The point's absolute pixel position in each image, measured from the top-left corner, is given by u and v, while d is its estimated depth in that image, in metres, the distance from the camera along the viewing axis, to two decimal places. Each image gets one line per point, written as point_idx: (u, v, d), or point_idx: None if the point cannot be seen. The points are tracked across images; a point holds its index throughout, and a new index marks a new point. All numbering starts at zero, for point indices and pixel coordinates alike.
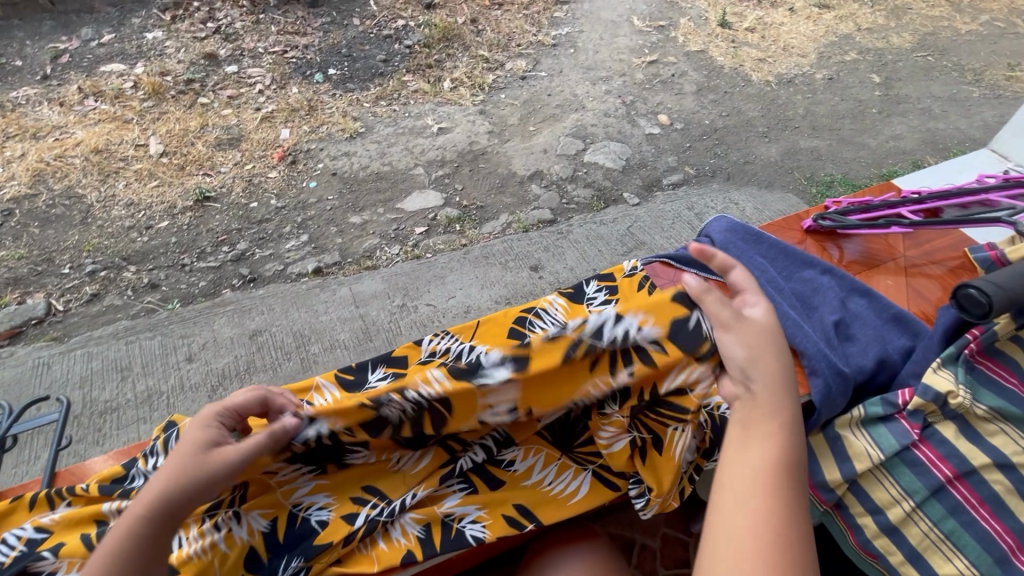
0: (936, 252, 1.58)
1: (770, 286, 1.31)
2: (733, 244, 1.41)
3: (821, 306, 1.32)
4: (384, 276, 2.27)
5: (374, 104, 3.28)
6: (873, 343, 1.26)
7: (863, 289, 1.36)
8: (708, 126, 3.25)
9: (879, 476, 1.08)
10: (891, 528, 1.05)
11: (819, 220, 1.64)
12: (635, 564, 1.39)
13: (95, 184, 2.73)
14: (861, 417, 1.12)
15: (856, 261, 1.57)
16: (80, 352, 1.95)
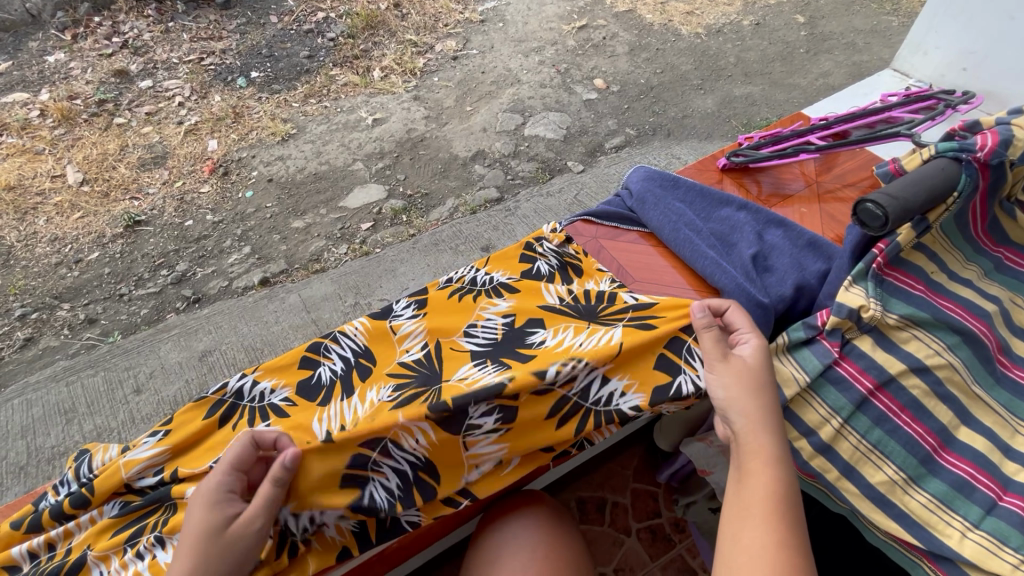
0: (847, 176, 1.67)
1: (689, 231, 1.38)
2: (650, 193, 1.47)
3: (739, 242, 1.36)
4: (334, 277, 2.21)
5: (303, 103, 3.16)
6: (792, 270, 1.29)
7: (778, 220, 1.39)
8: (644, 85, 3.25)
9: (808, 399, 1.10)
10: (825, 447, 1.07)
11: (732, 157, 1.68)
12: (608, 521, 1.45)
13: (13, 224, 2.55)
14: (786, 343, 1.15)
15: (773, 194, 1.63)
16: (18, 401, 1.85)
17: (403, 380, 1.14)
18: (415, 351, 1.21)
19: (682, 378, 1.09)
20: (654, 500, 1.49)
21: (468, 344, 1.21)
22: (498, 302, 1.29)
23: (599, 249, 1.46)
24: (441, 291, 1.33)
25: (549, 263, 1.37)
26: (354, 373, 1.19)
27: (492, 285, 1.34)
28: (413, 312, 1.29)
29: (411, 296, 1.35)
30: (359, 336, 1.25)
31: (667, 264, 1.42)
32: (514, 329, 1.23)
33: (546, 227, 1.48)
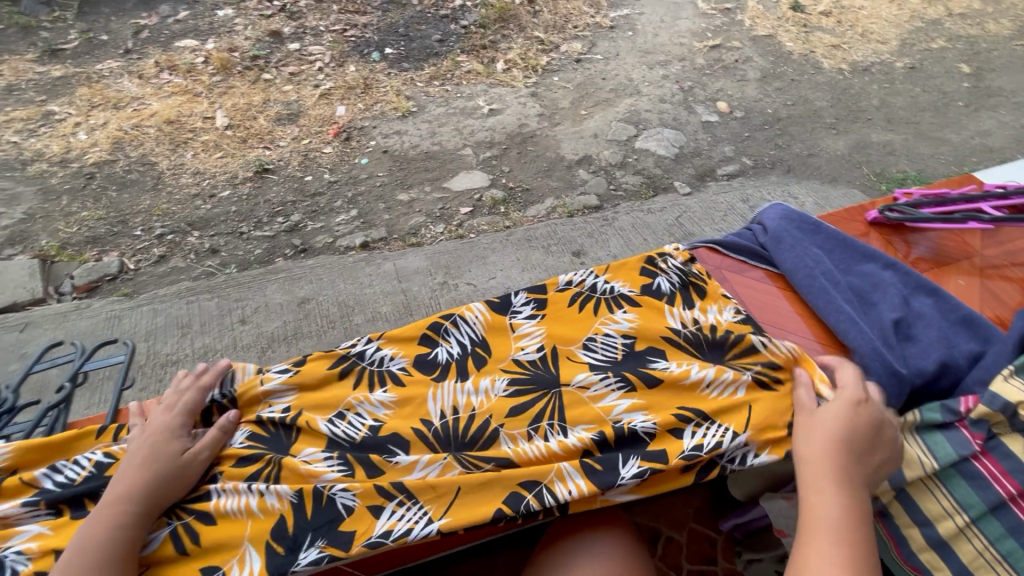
0: (1019, 253, 1.48)
1: (825, 281, 1.31)
2: (788, 233, 1.40)
3: (880, 303, 1.27)
4: (428, 253, 2.31)
5: (427, 84, 3.31)
6: (936, 345, 1.19)
7: (929, 288, 1.29)
8: (770, 116, 3.08)
9: (931, 487, 1.03)
10: (942, 543, 0.99)
11: (886, 211, 1.56)
12: (660, 554, 1.41)
13: (167, 153, 2.87)
14: (917, 422, 1.08)
15: (924, 258, 1.50)
16: (147, 308, 2.10)
17: (518, 378, 1.19)
18: (532, 349, 1.24)
19: None
20: (710, 545, 1.42)
21: (586, 355, 1.22)
22: (618, 314, 1.29)
23: (721, 281, 1.42)
24: (561, 293, 1.35)
25: (671, 283, 1.34)
26: (467, 362, 1.23)
27: (612, 296, 1.34)
28: (531, 311, 1.31)
29: (529, 292, 1.37)
30: (477, 325, 1.29)
31: (793, 310, 1.35)
32: (633, 351, 1.22)
33: (669, 245, 1.43)
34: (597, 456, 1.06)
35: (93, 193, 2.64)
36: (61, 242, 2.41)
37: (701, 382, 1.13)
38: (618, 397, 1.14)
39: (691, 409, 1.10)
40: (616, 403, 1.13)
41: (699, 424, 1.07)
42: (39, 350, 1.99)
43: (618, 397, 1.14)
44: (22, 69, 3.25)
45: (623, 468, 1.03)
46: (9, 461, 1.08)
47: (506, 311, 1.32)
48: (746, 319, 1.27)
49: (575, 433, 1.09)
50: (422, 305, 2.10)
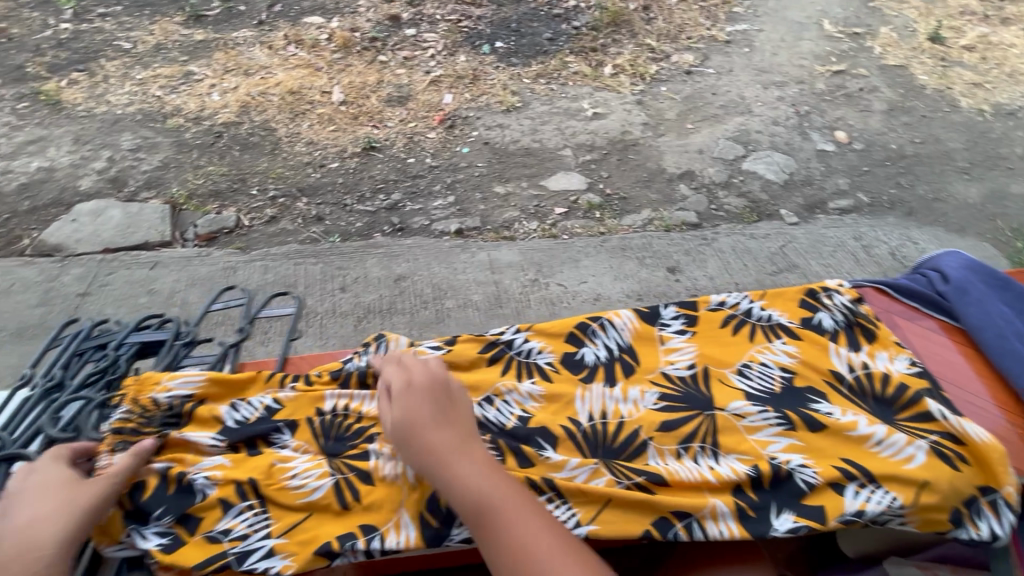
0: None
1: (1016, 343, 1.22)
2: (974, 286, 1.31)
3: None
4: (522, 249, 2.35)
5: (533, 81, 3.33)
6: None
7: None
8: (894, 152, 2.88)
9: None
10: None
11: None
12: None
13: (286, 121, 3.05)
14: None
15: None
16: (259, 264, 2.26)
17: (668, 392, 1.16)
18: (684, 366, 1.20)
19: (983, 522, 0.98)
20: None
21: (743, 383, 1.17)
22: (778, 344, 1.23)
23: (891, 325, 1.35)
24: (714, 312, 1.30)
25: (838, 321, 1.27)
26: (613, 367, 1.21)
27: (769, 324, 1.27)
28: (681, 326, 1.27)
29: (678, 306, 1.31)
30: (626, 331, 1.26)
31: (971, 370, 1.26)
32: (794, 387, 1.15)
33: (832, 282, 1.36)
34: (753, 494, 1.01)
35: (219, 151, 2.85)
36: (189, 192, 2.62)
37: (869, 437, 1.05)
38: (773, 433, 1.08)
39: (857, 464, 1.02)
40: (772, 439, 1.07)
41: (865, 485, 1.00)
42: (164, 289, 2.18)
43: (775, 433, 1.08)
44: (170, 31, 3.55)
45: (775, 520, 0.98)
46: (201, 389, 1.07)
47: (651, 320, 1.28)
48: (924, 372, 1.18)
49: (725, 468, 1.04)
50: (513, 299, 2.14)
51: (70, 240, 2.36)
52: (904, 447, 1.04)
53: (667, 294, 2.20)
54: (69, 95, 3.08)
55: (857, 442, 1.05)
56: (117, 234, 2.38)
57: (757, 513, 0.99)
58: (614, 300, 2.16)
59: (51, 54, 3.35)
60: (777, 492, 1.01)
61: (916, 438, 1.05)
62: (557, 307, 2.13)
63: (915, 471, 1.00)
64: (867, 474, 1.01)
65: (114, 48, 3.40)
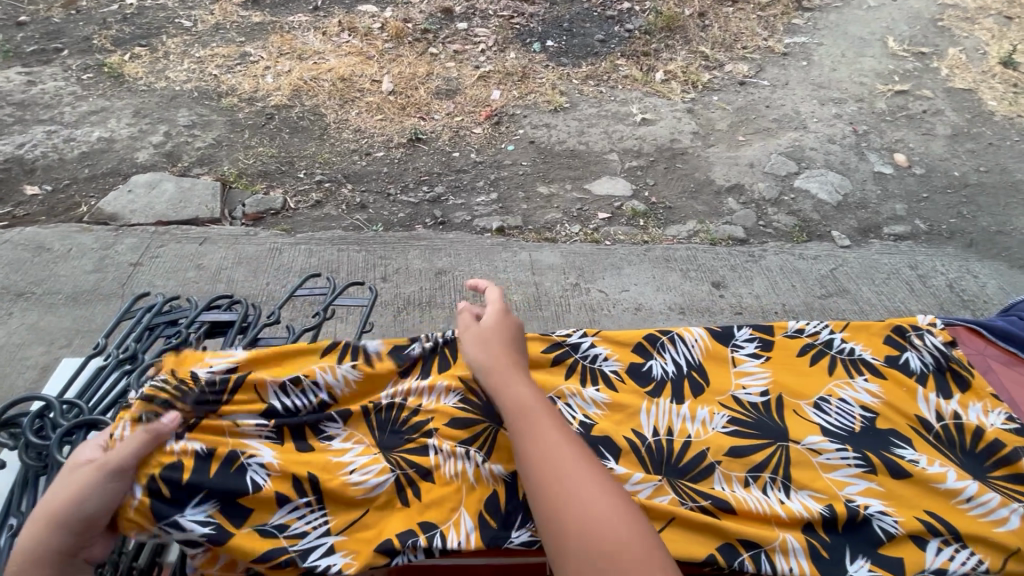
0: None
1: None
2: None
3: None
4: (564, 251, 2.33)
5: (582, 82, 3.30)
6: None
7: None
8: (957, 179, 2.76)
9: None
10: None
11: None
12: None
13: (335, 107, 3.08)
14: None
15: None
16: (303, 247, 2.30)
17: (740, 418, 1.17)
18: (759, 394, 1.21)
19: None
20: None
21: (820, 417, 1.18)
22: (859, 381, 1.24)
23: (986, 369, 1.29)
24: (793, 340, 1.31)
25: (921, 363, 1.26)
26: (683, 385, 1.23)
27: (851, 359, 1.28)
28: (755, 350, 1.29)
29: (752, 329, 1.33)
30: (696, 349, 1.29)
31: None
32: (874, 428, 1.16)
33: (921, 318, 1.34)
34: (825, 535, 1.02)
35: (270, 132, 2.90)
36: (240, 171, 2.67)
37: (952, 491, 1.07)
38: (853, 474, 1.09)
39: (939, 520, 1.03)
40: (850, 479, 1.08)
41: (948, 542, 1.01)
42: (212, 265, 2.23)
43: (854, 474, 1.09)
44: (229, 12, 3.63)
45: (851, 565, 0.99)
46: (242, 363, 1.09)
47: (728, 342, 1.30)
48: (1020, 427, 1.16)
49: (799, 505, 1.05)
50: (552, 302, 2.13)
51: (125, 210, 2.43)
52: (992, 506, 1.05)
53: (710, 309, 2.15)
54: (131, 69, 3.17)
55: (940, 496, 1.07)
56: (169, 208, 2.45)
57: (831, 557, 1.00)
58: (655, 311, 2.13)
59: (116, 28, 3.45)
60: (853, 539, 1.02)
61: (1003, 498, 1.06)
62: (597, 313, 2.11)
63: (1001, 536, 1.02)
64: (951, 531, 1.02)
65: (175, 25, 3.49)
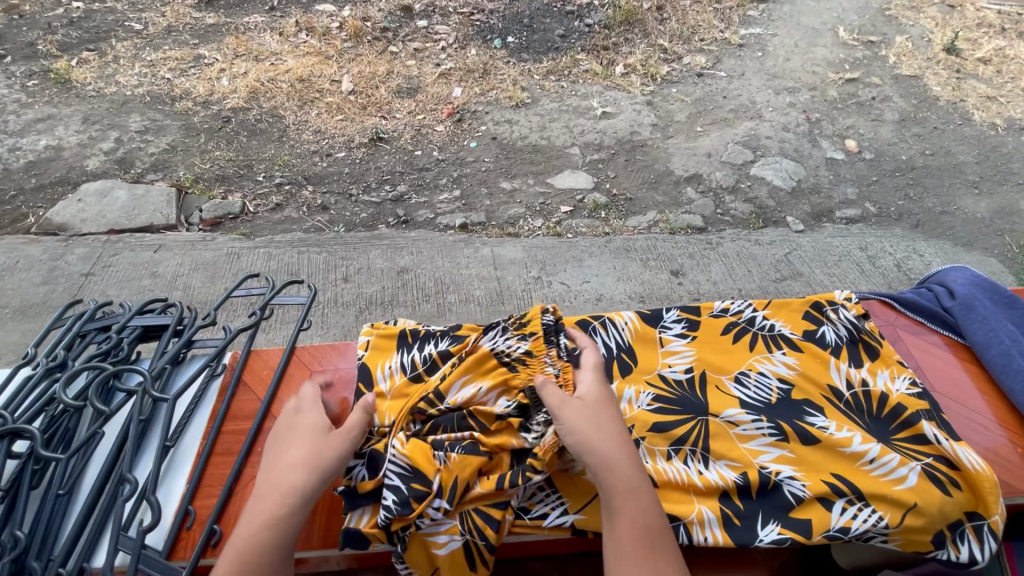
0: None
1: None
2: (980, 302, 1.32)
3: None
4: (526, 246, 2.37)
5: (543, 77, 3.32)
6: None
7: None
8: (904, 163, 2.86)
9: None
10: None
11: None
12: None
13: (294, 108, 3.04)
14: None
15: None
16: (263, 251, 2.28)
17: (664, 395, 1.21)
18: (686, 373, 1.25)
19: (966, 545, 1.05)
20: None
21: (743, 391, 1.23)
22: (778, 355, 1.29)
23: (896, 338, 1.37)
24: (717, 319, 1.35)
25: (836, 336, 1.32)
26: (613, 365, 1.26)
27: (772, 334, 1.33)
28: (681, 330, 1.32)
29: (680, 310, 1.37)
30: (626, 330, 1.31)
31: (975, 386, 1.28)
32: (789, 398, 1.21)
33: (839, 292, 1.40)
34: (740, 502, 1.07)
35: (227, 136, 2.85)
36: (196, 176, 2.62)
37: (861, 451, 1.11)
38: (767, 442, 1.14)
39: (847, 479, 1.08)
40: (764, 448, 1.13)
41: (854, 503, 1.05)
42: (168, 272, 2.19)
43: (766, 443, 1.14)
44: (181, 13, 3.54)
45: (762, 529, 1.04)
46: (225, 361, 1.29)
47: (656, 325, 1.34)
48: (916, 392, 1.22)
49: (716, 475, 1.09)
50: (515, 296, 2.17)
51: (75, 220, 2.36)
52: (894, 467, 1.09)
53: (669, 297, 2.21)
54: (79, 75, 3.07)
55: (847, 460, 1.11)
56: (122, 215, 2.39)
57: (747, 523, 1.04)
58: (616, 300, 2.17)
59: (63, 32, 3.34)
60: (769, 503, 1.06)
61: (907, 458, 1.11)
62: (559, 305, 2.15)
63: (904, 489, 1.06)
64: (857, 492, 1.06)
65: (125, 28, 3.40)
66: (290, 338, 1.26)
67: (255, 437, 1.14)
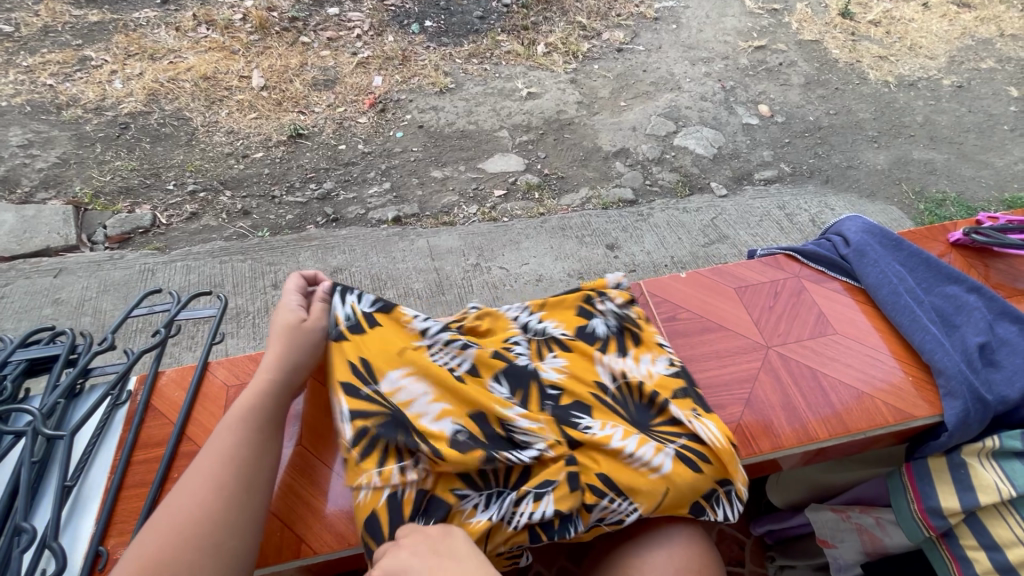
0: None
1: (909, 298, 1.33)
2: (871, 246, 1.41)
3: (964, 326, 1.28)
4: (462, 233, 2.34)
5: (466, 61, 3.26)
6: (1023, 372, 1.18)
7: (1015, 315, 1.28)
8: (812, 123, 3.04)
9: (1004, 513, 1.01)
10: (1008, 569, 0.99)
11: (971, 234, 1.52)
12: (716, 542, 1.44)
13: (201, 109, 2.83)
14: (994, 448, 1.07)
15: (1004, 284, 1.48)
16: (180, 264, 2.14)
17: (530, 395, 1.09)
18: (552, 367, 1.14)
19: (720, 509, 1.02)
20: (739, 549, 1.44)
21: (601, 373, 1.15)
22: (602, 335, 1.23)
23: (800, 290, 1.44)
24: (564, 300, 1.28)
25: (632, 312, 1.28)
26: (480, 362, 1.12)
27: (615, 316, 1.26)
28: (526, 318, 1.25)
29: (523, 302, 1.31)
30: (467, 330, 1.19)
31: (872, 324, 1.37)
32: (623, 379, 1.14)
33: (609, 277, 1.33)
34: (598, 485, 0.98)
35: (127, 144, 2.62)
36: (95, 190, 2.40)
37: (685, 421, 1.06)
38: (609, 425, 1.05)
39: (677, 449, 1.02)
40: (610, 429, 1.04)
41: (684, 463, 1.01)
42: (72, 297, 2.00)
43: (607, 424, 1.05)
44: (58, 11, 3.20)
45: (624, 504, 0.98)
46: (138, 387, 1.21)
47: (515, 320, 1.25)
48: (678, 372, 1.19)
49: None
50: (455, 286, 2.15)
51: None
52: (706, 427, 1.06)
53: (606, 271, 2.26)
54: None
55: (671, 427, 1.07)
56: (11, 240, 2.16)
57: (593, 514, 0.96)
58: (556, 280, 2.20)
59: None
60: (612, 489, 0.98)
61: (708, 420, 1.08)
62: (500, 290, 2.16)
63: (724, 447, 1.03)
64: (694, 452, 1.03)
65: None
66: (202, 353, 1.18)
67: (170, 464, 1.08)
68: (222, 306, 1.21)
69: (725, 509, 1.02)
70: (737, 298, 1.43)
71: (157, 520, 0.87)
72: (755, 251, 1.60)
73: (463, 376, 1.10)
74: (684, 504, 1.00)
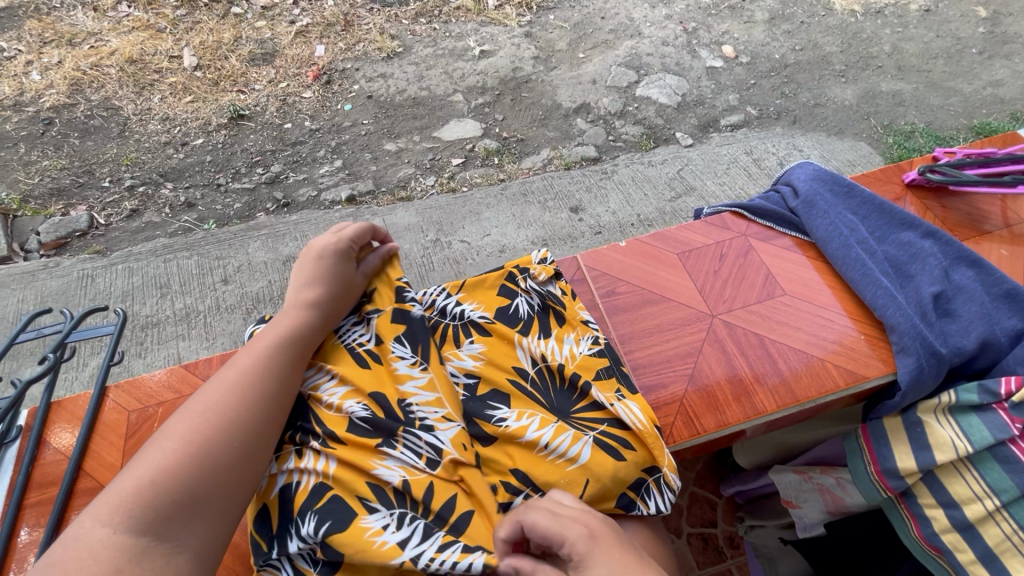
0: None
1: (861, 250, 1.28)
2: (821, 197, 1.36)
3: (919, 275, 1.24)
4: (419, 208, 2.24)
5: (413, 21, 3.05)
6: (978, 321, 1.16)
7: (971, 259, 1.25)
8: (778, 62, 2.92)
9: (961, 470, 1.01)
10: (966, 525, 0.99)
11: (926, 173, 1.47)
12: (687, 510, 1.46)
13: (131, 96, 2.63)
14: (950, 404, 1.05)
15: (962, 224, 1.44)
16: (121, 267, 2.05)
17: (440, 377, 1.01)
18: (468, 355, 1.08)
19: (654, 500, 0.98)
20: (711, 510, 1.47)
21: (522, 359, 1.09)
22: (528, 315, 1.16)
23: (747, 250, 1.39)
24: (489, 279, 1.20)
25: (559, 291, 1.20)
26: (380, 328, 1.06)
27: (542, 296, 1.18)
28: (447, 299, 1.18)
29: (447, 284, 1.22)
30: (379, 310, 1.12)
31: (823, 281, 1.33)
32: (547, 367, 1.09)
33: (534, 253, 1.25)
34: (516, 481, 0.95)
35: (54, 141, 2.44)
36: (23, 195, 2.24)
37: (606, 405, 1.03)
38: (526, 415, 1.01)
39: (597, 437, 0.99)
40: (527, 421, 1.00)
41: (603, 447, 0.98)
42: (8, 311, 1.92)
43: (526, 416, 1.01)
44: None
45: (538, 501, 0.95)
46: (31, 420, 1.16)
47: (432, 309, 1.17)
48: (605, 353, 1.14)
49: None
50: (415, 265, 2.07)
51: None
52: (629, 408, 1.03)
53: (571, 235, 2.19)
54: None
55: (594, 410, 1.04)
56: None
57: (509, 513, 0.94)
58: (518, 249, 2.13)
59: None
60: (528, 485, 0.95)
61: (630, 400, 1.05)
62: (461, 265, 2.09)
63: (648, 429, 1.00)
64: (619, 438, 1.00)
65: None
66: (100, 375, 1.14)
67: (67, 501, 1.05)
68: (119, 323, 1.15)
69: (657, 501, 0.98)
70: (680, 264, 1.38)
71: (182, 427, 0.80)
72: (701, 210, 1.53)
73: (365, 350, 1.05)
74: (613, 497, 0.96)
